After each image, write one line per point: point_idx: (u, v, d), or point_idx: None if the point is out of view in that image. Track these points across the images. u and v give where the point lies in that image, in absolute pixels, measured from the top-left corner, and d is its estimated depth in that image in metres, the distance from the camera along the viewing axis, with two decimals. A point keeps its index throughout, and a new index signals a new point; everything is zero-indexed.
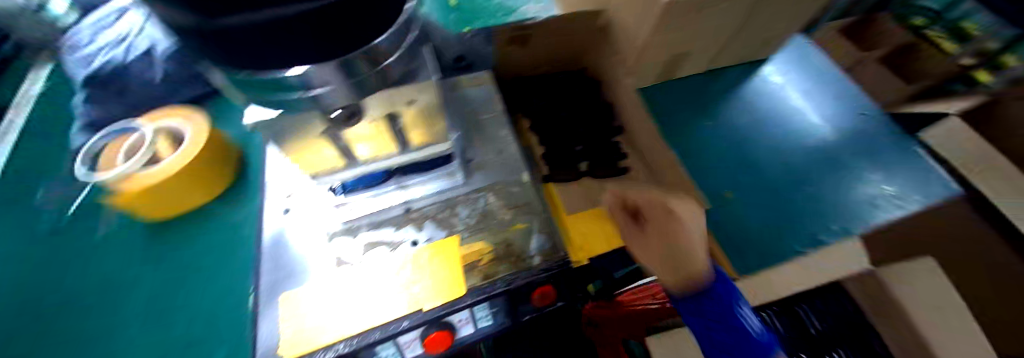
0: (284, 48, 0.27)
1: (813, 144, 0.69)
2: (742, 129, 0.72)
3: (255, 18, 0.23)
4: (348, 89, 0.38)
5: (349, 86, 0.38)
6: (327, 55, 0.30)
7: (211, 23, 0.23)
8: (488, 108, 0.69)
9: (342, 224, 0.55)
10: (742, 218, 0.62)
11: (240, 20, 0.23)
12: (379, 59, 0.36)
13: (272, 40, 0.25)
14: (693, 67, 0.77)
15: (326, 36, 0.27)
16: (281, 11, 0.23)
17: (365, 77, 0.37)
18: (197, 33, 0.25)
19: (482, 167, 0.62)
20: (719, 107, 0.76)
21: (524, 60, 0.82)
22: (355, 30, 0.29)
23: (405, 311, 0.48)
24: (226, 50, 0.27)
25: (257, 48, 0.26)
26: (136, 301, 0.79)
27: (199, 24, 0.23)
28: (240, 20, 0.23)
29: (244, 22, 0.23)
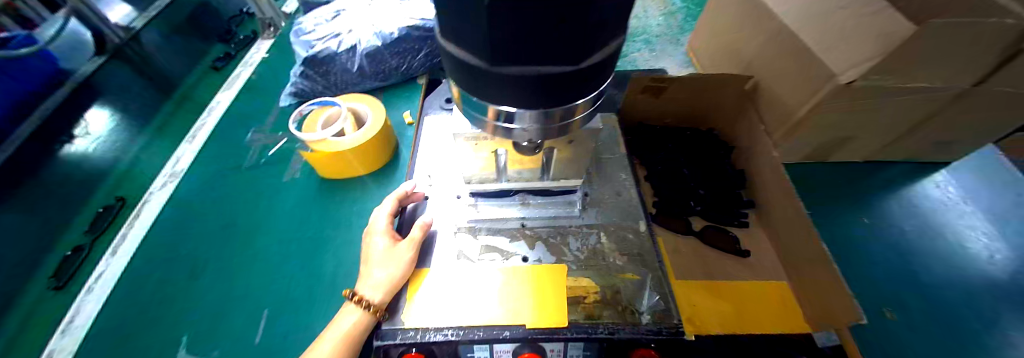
0: (524, 96, 0.30)
1: (1000, 277, 0.60)
2: (909, 237, 0.65)
3: (523, 70, 0.28)
4: (538, 134, 0.36)
5: (539, 132, 0.36)
6: (545, 109, 0.32)
7: (495, 68, 0.28)
8: (610, 150, 0.71)
9: (468, 221, 0.61)
10: (905, 338, 0.55)
11: (515, 69, 0.28)
12: (571, 113, 0.34)
13: (519, 89, 0.30)
14: (845, 157, 0.73)
15: (560, 93, 0.30)
16: (541, 67, 0.28)
17: (556, 127, 0.35)
18: (470, 71, 0.30)
19: (598, 203, 0.63)
20: (880, 205, 0.69)
21: (654, 111, 0.80)
22: (581, 89, 0.31)
23: (506, 322, 0.51)
24: (477, 88, 0.32)
25: (507, 92, 0.30)
26: (266, 261, 0.65)
27: (483, 67, 0.28)
28: (514, 69, 0.28)
29: (515, 71, 0.28)
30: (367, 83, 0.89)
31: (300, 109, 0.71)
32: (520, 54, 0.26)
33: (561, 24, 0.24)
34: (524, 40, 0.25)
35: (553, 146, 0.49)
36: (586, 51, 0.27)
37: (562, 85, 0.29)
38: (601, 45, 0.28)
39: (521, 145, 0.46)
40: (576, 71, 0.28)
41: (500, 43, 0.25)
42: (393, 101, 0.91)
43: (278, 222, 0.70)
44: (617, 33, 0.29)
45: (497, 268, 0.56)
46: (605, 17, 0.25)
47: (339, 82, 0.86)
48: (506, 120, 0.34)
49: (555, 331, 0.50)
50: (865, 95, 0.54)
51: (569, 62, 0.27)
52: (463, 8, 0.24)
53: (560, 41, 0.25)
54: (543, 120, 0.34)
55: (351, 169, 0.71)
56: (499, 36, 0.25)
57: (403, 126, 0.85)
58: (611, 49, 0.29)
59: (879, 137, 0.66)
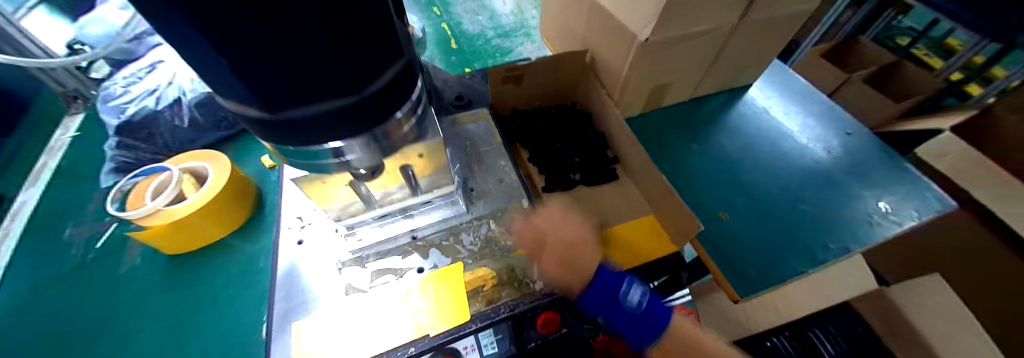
0: (320, 126, 0.31)
1: (795, 162, 0.76)
2: (732, 150, 0.78)
3: (309, 108, 0.29)
4: (372, 157, 0.39)
5: (371, 155, 0.39)
6: (358, 133, 0.33)
7: (276, 115, 0.29)
8: (486, 142, 0.75)
9: (352, 253, 0.58)
10: (740, 230, 0.66)
11: (299, 109, 0.29)
12: (398, 128, 0.37)
13: (314, 120, 0.30)
14: (674, 98, 0.84)
15: (362, 117, 0.32)
16: (325, 104, 0.29)
17: (390, 142, 0.39)
18: (262, 125, 0.30)
19: (484, 195, 0.67)
20: (711, 133, 0.82)
21: (518, 98, 0.86)
22: (382, 110, 0.33)
23: (408, 339, 0.50)
24: (284, 137, 0.32)
25: (305, 129, 0.31)
26: None
27: (267, 118, 0.29)
28: (297, 112, 0.29)
29: (302, 111, 0.29)
30: (215, 138, 0.83)
31: (151, 203, 0.72)
32: (295, 93, 0.28)
33: (309, 49, 0.25)
34: (282, 77, 0.26)
35: (407, 164, 0.49)
36: (364, 76, 0.30)
37: (361, 111, 0.31)
38: (381, 69, 0.31)
39: (357, 175, 0.45)
40: (368, 94, 0.31)
41: (262, 91, 0.26)
42: (248, 151, 0.85)
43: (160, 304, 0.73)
44: (394, 55, 0.32)
45: (393, 287, 0.55)
46: (345, 25, 0.26)
47: (175, 143, 0.77)
48: (337, 155, 0.37)
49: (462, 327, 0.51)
50: (663, 49, 0.64)
51: (351, 90, 0.29)
52: (202, 56, 0.24)
53: (326, 66, 0.27)
54: (371, 141, 0.37)
55: None
56: (254, 79, 0.26)
57: (268, 172, 0.78)
58: (397, 69, 0.33)
59: (690, 79, 0.79)
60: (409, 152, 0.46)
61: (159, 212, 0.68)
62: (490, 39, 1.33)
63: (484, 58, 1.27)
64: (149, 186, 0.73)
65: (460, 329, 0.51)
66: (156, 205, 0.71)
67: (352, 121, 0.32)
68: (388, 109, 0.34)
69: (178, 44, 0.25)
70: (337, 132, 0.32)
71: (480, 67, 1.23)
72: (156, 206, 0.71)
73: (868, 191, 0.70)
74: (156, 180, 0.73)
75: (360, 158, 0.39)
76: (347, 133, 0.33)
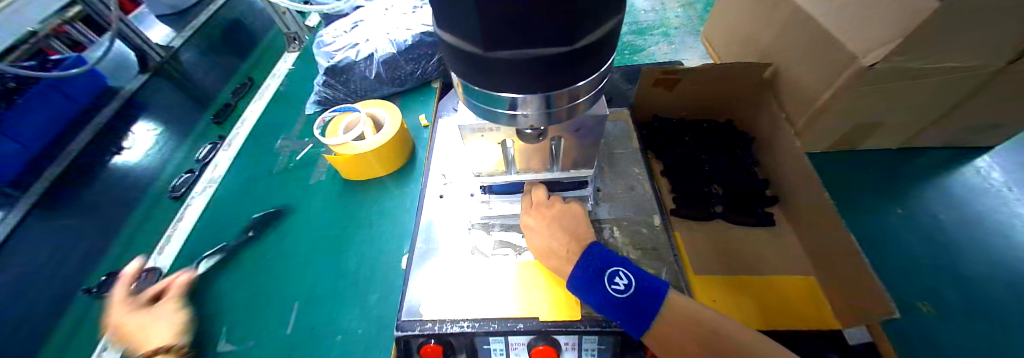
0: (517, 81, 0.31)
1: None
2: (949, 224, 0.61)
3: (519, 53, 0.29)
4: (542, 118, 0.37)
5: (543, 116, 0.37)
6: (545, 91, 0.33)
7: (488, 53, 0.29)
8: (623, 144, 0.72)
9: (482, 218, 0.63)
10: (946, 330, 0.52)
11: (511, 53, 0.29)
12: (575, 95, 0.35)
13: (517, 73, 0.30)
14: (876, 143, 0.69)
15: (559, 72, 0.31)
16: (536, 50, 0.29)
17: (559, 110, 0.36)
18: (468, 61, 0.32)
19: (610, 198, 0.64)
20: (916, 193, 0.66)
21: (666, 105, 0.80)
22: (578, 70, 0.32)
23: (521, 315, 0.52)
24: (481, 80, 0.33)
25: (506, 79, 0.31)
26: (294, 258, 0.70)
27: (479, 53, 0.30)
28: (508, 53, 0.29)
29: (512, 55, 0.29)
30: (388, 89, 0.94)
31: (322, 118, 0.77)
32: (516, 40, 0.28)
33: (549, 6, 0.25)
34: (515, 23, 0.26)
35: (559, 136, 0.49)
36: (581, 30, 0.28)
37: (561, 65, 0.30)
38: (594, 25, 0.29)
39: (524, 133, 0.46)
40: (575, 50, 0.29)
41: (492, 29, 0.27)
42: (409, 104, 0.96)
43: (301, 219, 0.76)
44: (612, 12, 0.30)
45: (511, 262, 0.58)
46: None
47: (359, 89, 0.92)
48: (510, 108, 0.36)
49: (572, 323, 0.51)
50: (895, 75, 0.50)
51: (564, 42, 0.28)
52: (455, 2, 0.26)
53: (556, 20, 0.26)
54: (546, 104, 0.35)
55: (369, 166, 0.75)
56: (490, 24, 0.26)
57: (420, 129, 0.90)
58: (608, 28, 0.30)
59: (908, 122, 0.63)
60: (567, 125, 0.46)
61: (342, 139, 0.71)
62: (623, 35, 1.26)
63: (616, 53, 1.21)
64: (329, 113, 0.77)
65: (569, 324, 0.51)
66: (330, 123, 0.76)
67: (547, 83, 0.32)
68: (580, 75, 0.33)
69: None
70: (526, 89, 0.32)
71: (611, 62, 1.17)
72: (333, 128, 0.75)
73: None
74: (343, 109, 0.77)
75: (525, 122, 0.38)
76: (534, 92, 0.33)
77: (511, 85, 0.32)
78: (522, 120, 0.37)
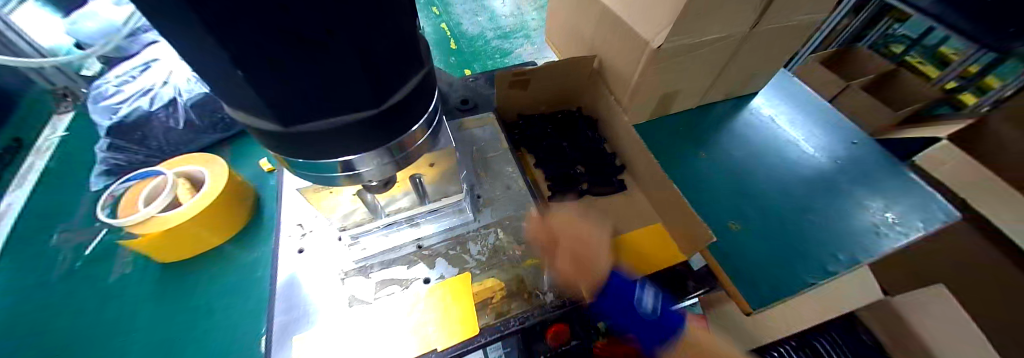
0: (339, 148, 0.30)
1: (802, 171, 0.75)
2: (739, 158, 0.78)
3: (323, 119, 0.27)
4: (386, 169, 0.35)
5: (385, 168, 0.35)
6: (378, 150, 0.32)
7: (290, 128, 0.27)
8: (494, 147, 0.73)
9: (355, 262, 0.57)
10: (747, 242, 0.65)
11: (316, 124, 0.27)
12: (413, 139, 0.34)
13: (332, 140, 0.29)
14: (685, 105, 0.84)
15: (378, 132, 0.30)
16: (343, 117, 0.27)
17: (404, 157, 0.35)
18: (275, 139, 0.29)
19: (491, 202, 0.65)
20: (715, 139, 0.82)
21: (526, 102, 0.85)
22: (402, 127, 0.31)
23: (416, 353, 0.49)
24: (298, 152, 0.30)
25: (322, 146, 0.29)
26: None
27: (281, 131, 0.27)
28: (312, 125, 0.27)
29: (319, 126, 0.27)
30: (208, 136, 0.87)
31: (117, 193, 0.70)
32: (311, 105, 0.25)
33: (333, 73, 0.23)
34: (298, 88, 0.24)
35: (417, 173, 0.49)
36: (386, 91, 0.28)
37: (380, 127, 0.29)
38: (403, 82, 0.29)
39: (368, 186, 0.44)
40: (389, 108, 0.29)
41: (277, 100, 0.24)
42: None
43: None
44: (415, 66, 0.30)
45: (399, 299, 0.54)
46: (376, 57, 0.25)
47: (166, 145, 0.84)
48: (349, 169, 0.33)
49: (473, 340, 0.51)
50: (677, 52, 0.62)
51: (371, 104, 0.27)
52: (205, 57, 0.22)
53: (350, 85, 0.25)
54: (386, 157, 0.34)
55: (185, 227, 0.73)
56: (270, 92, 0.24)
57: (267, 176, 0.77)
58: (418, 79, 0.30)
59: (699, 87, 0.78)
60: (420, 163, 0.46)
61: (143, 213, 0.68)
62: (489, 41, 1.31)
63: (485, 59, 1.25)
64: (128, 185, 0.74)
65: (471, 342, 0.51)
66: (139, 198, 0.73)
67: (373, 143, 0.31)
68: (408, 126, 0.32)
69: (185, 51, 0.23)
70: (345, 147, 0.30)
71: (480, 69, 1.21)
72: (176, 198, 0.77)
73: (870, 199, 0.69)
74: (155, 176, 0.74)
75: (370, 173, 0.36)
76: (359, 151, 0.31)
77: (329, 150, 0.30)
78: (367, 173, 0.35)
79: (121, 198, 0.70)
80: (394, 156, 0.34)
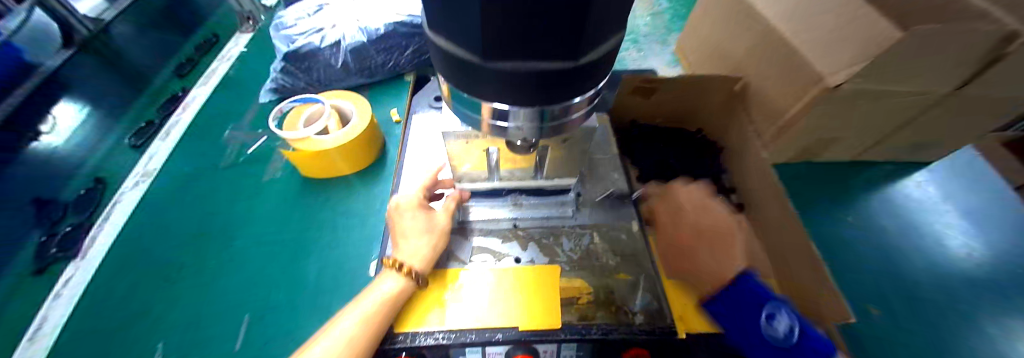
0: (514, 96, 0.29)
1: (973, 275, 0.62)
2: (894, 234, 0.67)
3: (520, 64, 0.26)
4: (534, 131, 0.36)
5: (537, 129, 0.35)
6: (542, 107, 0.31)
7: (487, 63, 0.27)
8: (602, 150, 0.71)
9: (459, 222, 0.60)
10: (887, 334, 0.56)
11: (511, 65, 0.27)
12: (570, 111, 0.34)
13: (515, 85, 0.28)
14: (828, 157, 0.74)
15: (558, 89, 0.29)
16: (539, 62, 0.26)
17: (551, 126, 0.35)
18: (462, 67, 0.29)
19: (591, 204, 0.64)
20: (862, 205, 0.71)
21: (645, 111, 0.81)
22: (576, 88, 0.30)
23: (498, 325, 0.50)
24: (473, 91, 0.31)
25: (499, 90, 0.29)
26: (186, 269, 0.64)
27: (476, 63, 0.27)
28: (506, 64, 0.27)
29: (512, 66, 0.27)
30: (352, 80, 0.89)
31: (282, 109, 0.71)
32: (519, 48, 0.25)
33: (557, 21, 0.23)
34: (519, 32, 0.24)
35: (547, 145, 0.50)
36: (583, 47, 0.26)
37: (560, 83, 0.28)
38: (600, 42, 0.27)
39: (516, 145, 0.45)
40: (579, 66, 0.28)
41: (493, 37, 0.24)
42: (379, 98, 0.90)
43: (253, 217, 0.71)
44: (614, 33, 0.28)
45: (488, 269, 0.55)
46: (598, 15, 0.24)
47: (322, 78, 0.86)
48: (500, 118, 0.34)
49: (553, 332, 0.50)
50: (857, 96, 0.54)
51: (568, 57, 0.26)
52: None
53: (562, 36, 0.24)
54: (540, 118, 0.33)
55: (331, 160, 0.69)
56: (491, 32, 0.24)
57: (391, 124, 0.85)
58: (609, 48, 0.29)
59: (858, 140, 0.68)
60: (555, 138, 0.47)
61: (320, 135, 0.67)
62: None
63: None
64: (283, 106, 0.72)
65: (551, 333, 0.50)
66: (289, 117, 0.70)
67: (545, 99, 0.30)
68: (579, 91, 0.31)
69: None
70: (520, 101, 0.30)
71: None
72: (294, 121, 0.69)
73: None
74: (307, 100, 0.72)
75: (517, 135, 0.36)
76: (529, 105, 0.30)
77: (506, 94, 0.29)
78: (513, 134, 0.36)
79: (275, 115, 0.70)
80: (549, 122, 0.34)
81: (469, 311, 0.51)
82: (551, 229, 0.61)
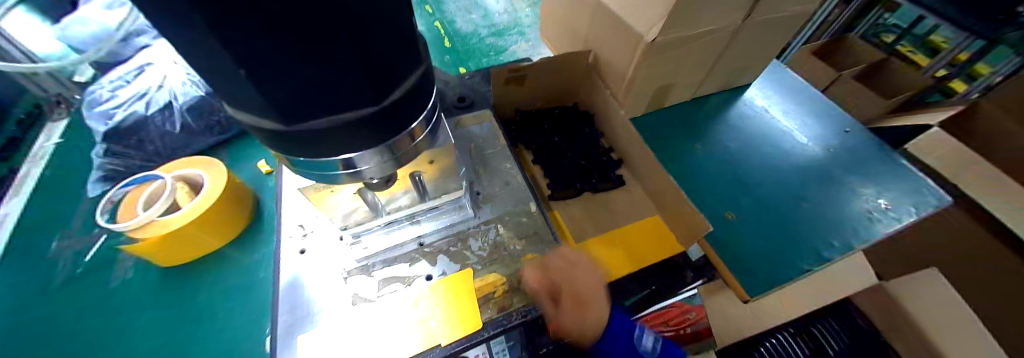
0: (339, 146, 0.30)
1: (794, 161, 0.76)
2: (733, 149, 0.79)
3: (324, 117, 0.28)
4: (387, 166, 0.36)
5: (388, 163, 0.36)
6: (379, 146, 0.32)
7: (293, 126, 0.28)
8: (491, 144, 0.74)
9: (358, 261, 0.57)
10: (744, 232, 0.66)
11: (318, 121, 0.28)
12: (415, 136, 0.35)
13: (333, 137, 0.29)
14: (680, 98, 0.85)
15: (382, 129, 0.31)
16: (344, 115, 0.28)
17: (405, 153, 0.36)
18: (277, 136, 0.29)
19: (491, 199, 0.66)
20: (711, 131, 0.83)
21: (524, 98, 0.85)
22: (401, 122, 0.32)
23: (420, 349, 0.50)
24: (301, 153, 0.31)
25: (323, 145, 0.30)
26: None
27: (283, 129, 0.28)
28: (315, 122, 0.28)
29: (321, 123, 0.28)
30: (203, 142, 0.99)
31: (121, 197, 0.74)
32: (315, 101, 0.26)
33: (331, 67, 0.24)
34: (303, 91, 0.25)
35: (417, 170, 0.51)
36: (385, 88, 0.28)
37: (379, 123, 0.30)
38: (402, 78, 0.29)
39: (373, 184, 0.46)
40: (389, 104, 0.29)
41: (282, 103, 0.25)
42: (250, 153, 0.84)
43: (141, 319, 0.85)
44: (416, 63, 0.31)
45: (402, 297, 0.54)
46: (373, 46, 0.25)
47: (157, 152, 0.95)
48: (349, 166, 0.34)
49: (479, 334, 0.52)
50: (670, 47, 0.63)
51: (370, 99, 0.28)
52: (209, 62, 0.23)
53: (346, 80, 0.26)
54: (388, 153, 0.34)
55: (172, 235, 0.74)
56: (276, 92, 0.25)
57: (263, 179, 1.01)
58: (416, 79, 0.31)
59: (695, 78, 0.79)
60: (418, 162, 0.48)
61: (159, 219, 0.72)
62: (483, 38, 1.31)
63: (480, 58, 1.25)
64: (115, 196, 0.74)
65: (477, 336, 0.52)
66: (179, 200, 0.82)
67: (374, 142, 0.32)
68: (409, 125, 0.33)
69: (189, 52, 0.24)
70: (348, 147, 0.31)
71: (474, 66, 1.21)
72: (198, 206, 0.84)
73: (864, 186, 0.70)
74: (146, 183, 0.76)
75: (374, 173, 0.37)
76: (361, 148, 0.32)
77: (332, 147, 0.30)
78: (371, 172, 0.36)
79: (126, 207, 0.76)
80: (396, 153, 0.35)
81: (384, 345, 0.50)
82: (458, 235, 0.61)
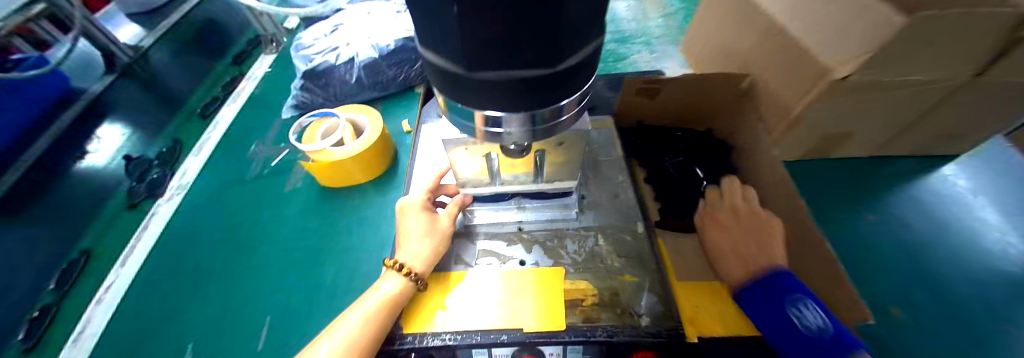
0: (496, 102, 0.31)
1: (999, 269, 0.59)
2: (917, 232, 0.64)
3: (500, 71, 0.28)
4: (527, 135, 0.36)
5: (528, 132, 0.36)
6: (529, 110, 0.32)
7: (469, 73, 0.28)
8: (607, 152, 0.72)
9: (468, 225, 0.62)
10: (909, 335, 0.54)
11: (493, 73, 0.28)
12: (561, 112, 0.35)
13: (497, 93, 0.30)
14: (846, 152, 0.72)
15: (542, 94, 0.30)
16: (518, 71, 0.28)
17: (544, 127, 0.36)
18: (448, 78, 0.31)
19: (596, 206, 0.64)
20: (883, 201, 0.68)
21: (651, 111, 0.81)
22: (560, 92, 0.31)
23: (503, 326, 0.51)
24: (460, 97, 0.32)
25: (485, 97, 0.30)
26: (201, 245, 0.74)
27: (461, 73, 0.29)
28: (490, 74, 0.28)
29: (493, 76, 0.28)
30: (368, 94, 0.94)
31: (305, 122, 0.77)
32: (501, 57, 0.26)
33: (533, 31, 0.24)
34: (497, 44, 0.25)
35: (543, 149, 0.51)
36: (562, 54, 0.28)
37: (543, 88, 0.30)
38: (578, 47, 0.28)
39: (509, 148, 0.47)
40: (559, 70, 0.29)
41: (471, 51, 0.26)
42: (391, 110, 0.95)
43: (290, 239, 0.73)
44: (594, 35, 0.29)
45: (496, 272, 0.57)
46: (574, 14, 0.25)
47: (337, 94, 0.91)
48: (495, 125, 0.35)
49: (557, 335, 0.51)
50: (869, 85, 0.52)
51: (546, 62, 0.27)
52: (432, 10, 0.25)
53: (538, 43, 0.25)
54: (531, 122, 0.34)
55: (350, 166, 0.73)
56: (474, 42, 0.25)
57: (401, 134, 0.89)
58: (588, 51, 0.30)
59: (880, 129, 0.65)
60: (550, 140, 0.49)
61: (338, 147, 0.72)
62: (606, 43, 1.27)
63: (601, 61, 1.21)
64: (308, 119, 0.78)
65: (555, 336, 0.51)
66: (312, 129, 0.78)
67: (529, 105, 0.31)
68: (565, 94, 0.32)
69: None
70: (508, 105, 0.31)
71: None
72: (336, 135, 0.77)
73: None
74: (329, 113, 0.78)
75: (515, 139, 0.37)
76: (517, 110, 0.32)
77: (491, 101, 0.31)
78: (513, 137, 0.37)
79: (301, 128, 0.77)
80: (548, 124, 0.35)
81: (474, 314, 0.52)
82: (557, 232, 0.62)
